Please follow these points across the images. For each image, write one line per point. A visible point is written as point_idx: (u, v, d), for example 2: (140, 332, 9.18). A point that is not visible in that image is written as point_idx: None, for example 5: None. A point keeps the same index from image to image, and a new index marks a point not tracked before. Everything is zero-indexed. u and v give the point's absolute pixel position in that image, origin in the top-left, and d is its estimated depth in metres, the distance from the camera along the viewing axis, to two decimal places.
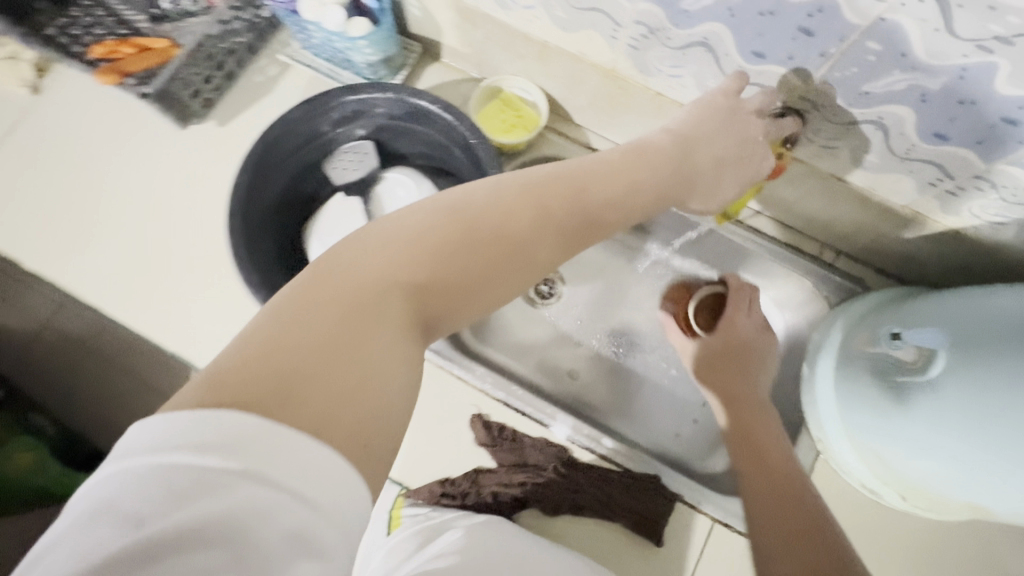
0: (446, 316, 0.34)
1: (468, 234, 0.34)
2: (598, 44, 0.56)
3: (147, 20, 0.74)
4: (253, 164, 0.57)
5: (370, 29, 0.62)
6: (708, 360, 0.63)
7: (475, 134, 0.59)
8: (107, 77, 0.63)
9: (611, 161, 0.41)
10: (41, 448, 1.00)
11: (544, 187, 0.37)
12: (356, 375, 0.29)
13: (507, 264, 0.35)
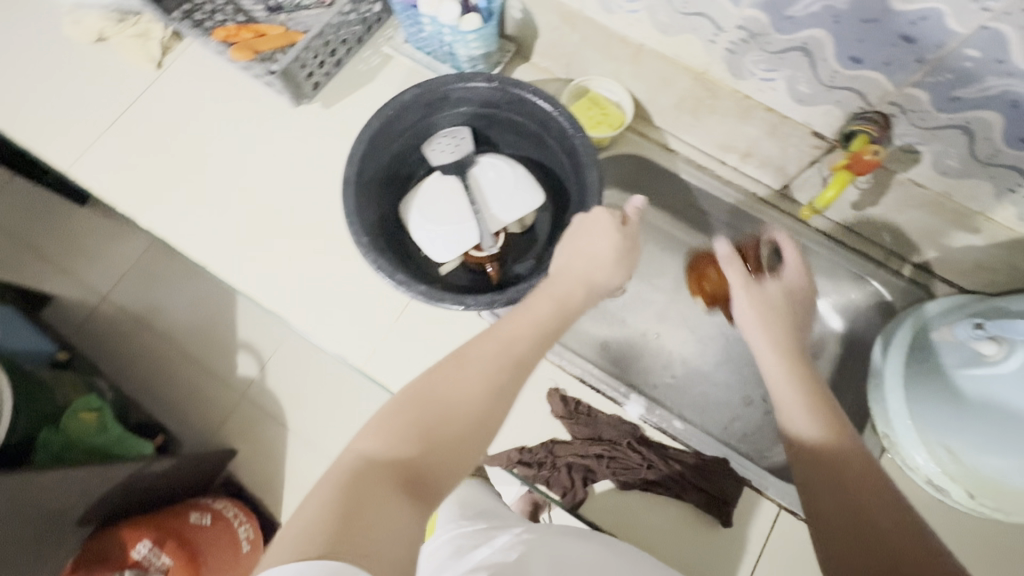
0: (434, 472, 0.40)
1: (431, 409, 0.42)
2: (695, 48, 0.61)
3: (264, 10, 0.81)
4: (369, 138, 0.63)
5: (480, 25, 0.67)
6: (770, 302, 0.58)
7: (573, 126, 0.62)
8: (241, 54, 0.71)
9: (523, 308, 0.51)
10: (105, 409, 1.04)
11: (475, 349, 0.46)
12: (365, 534, 0.34)
13: (464, 423, 0.42)
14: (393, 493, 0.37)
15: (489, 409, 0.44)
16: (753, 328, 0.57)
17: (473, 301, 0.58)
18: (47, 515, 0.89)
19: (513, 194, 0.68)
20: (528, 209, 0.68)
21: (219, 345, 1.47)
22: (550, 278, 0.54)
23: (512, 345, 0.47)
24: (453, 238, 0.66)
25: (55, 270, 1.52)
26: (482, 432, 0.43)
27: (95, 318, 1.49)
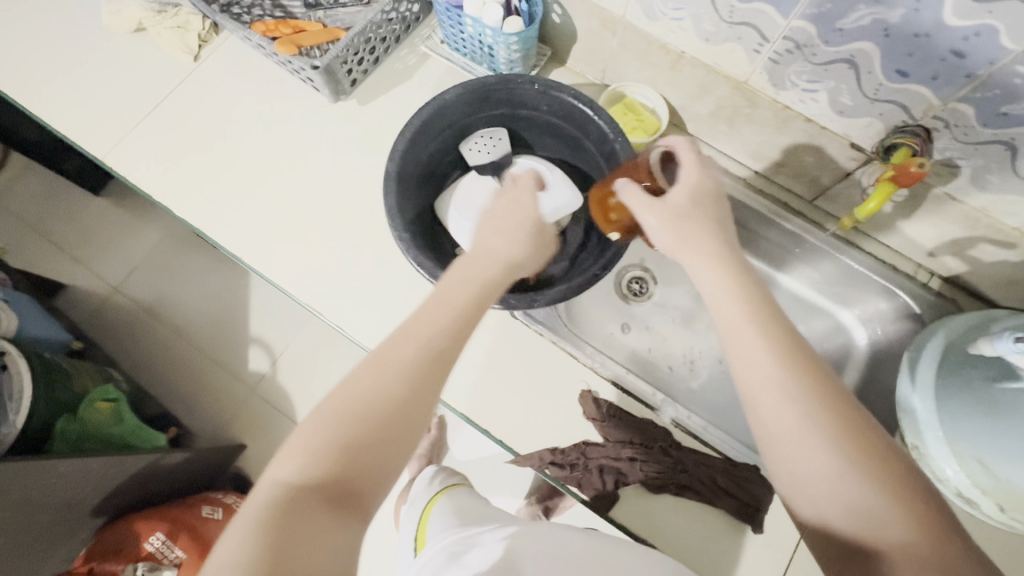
0: (364, 477, 0.42)
1: (355, 415, 0.43)
2: (739, 57, 0.62)
3: (302, 6, 0.82)
4: (411, 135, 0.63)
5: (522, 27, 0.68)
6: (682, 213, 0.50)
7: (614, 130, 0.63)
8: (287, 49, 0.70)
9: (444, 293, 0.51)
10: (121, 401, 1.05)
11: (393, 348, 0.47)
12: (296, 555, 0.36)
13: (388, 423, 0.44)
14: (319, 508, 0.39)
15: (410, 406, 0.45)
16: (666, 235, 0.50)
17: (514, 300, 0.58)
18: (62, 504, 0.88)
19: (552, 193, 0.67)
20: (567, 209, 0.68)
21: (231, 339, 1.46)
22: (473, 262, 0.54)
23: (428, 343, 0.47)
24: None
25: (67, 259, 1.52)
26: (407, 433, 0.44)
27: (106, 309, 1.48)
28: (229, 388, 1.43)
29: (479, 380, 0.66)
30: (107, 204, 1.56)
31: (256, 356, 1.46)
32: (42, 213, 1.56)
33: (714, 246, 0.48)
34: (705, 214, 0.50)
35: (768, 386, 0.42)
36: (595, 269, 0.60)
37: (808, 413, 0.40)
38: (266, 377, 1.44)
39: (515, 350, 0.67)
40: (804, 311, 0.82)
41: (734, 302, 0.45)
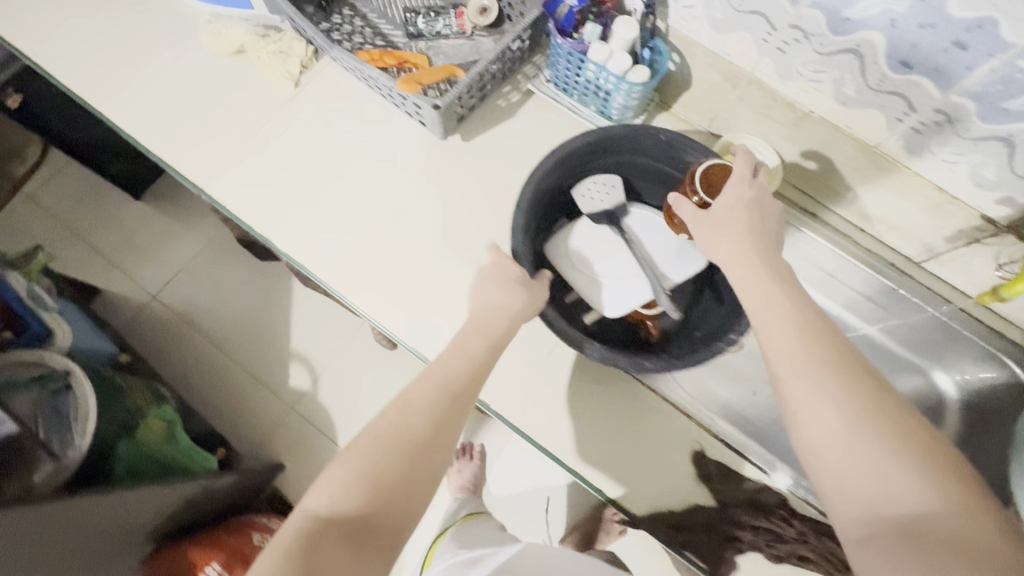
0: (382, 512, 0.50)
1: (375, 454, 0.52)
2: (876, 123, 0.61)
3: (404, 36, 0.81)
4: (536, 182, 0.64)
5: (648, 77, 0.66)
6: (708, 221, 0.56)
7: None
8: (409, 87, 0.69)
9: (454, 347, 0.60)
10: (176, 421, 1.00)
11: (412, 397, 0.56)
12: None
13: (404, 464, 0.52)
14: (340, 540, 0.48)
15: (425, 449, 0.54)
16: (704, 235, 0.57)
17: (646, 361, 0.59)
18: (128, 531, 0.85)
19: (681, 251, 0.67)
20: (696, 267, 0.67)
21: (272, 354, 1.44)
22: (479, 321, 0.61)
23: (444, 388, 0.56)
24: (622, 293, 0.66)
25: (105, 263, 1.48)
26: (425, 473, 0.53)
27: (145, 317, 1.45)
28: (268, 405, 1.40)
29: (587, 437, 0.65)
30: (147, 209, 1.53)
31: (297, 372, 1.43)
32: (80, 215, 1.52)
33: (742, 241, 0.54)
34: (745, 219, 0.55)
35: (787, 356, 0.46)
36: (728, 332, 0.61)
37: (822, 384, 0.44)
38: (307, 395, 1.41)
39: (626, 407, 0.66)
40: (897, 370, 0.82)
41: (765, 289, 0.51)
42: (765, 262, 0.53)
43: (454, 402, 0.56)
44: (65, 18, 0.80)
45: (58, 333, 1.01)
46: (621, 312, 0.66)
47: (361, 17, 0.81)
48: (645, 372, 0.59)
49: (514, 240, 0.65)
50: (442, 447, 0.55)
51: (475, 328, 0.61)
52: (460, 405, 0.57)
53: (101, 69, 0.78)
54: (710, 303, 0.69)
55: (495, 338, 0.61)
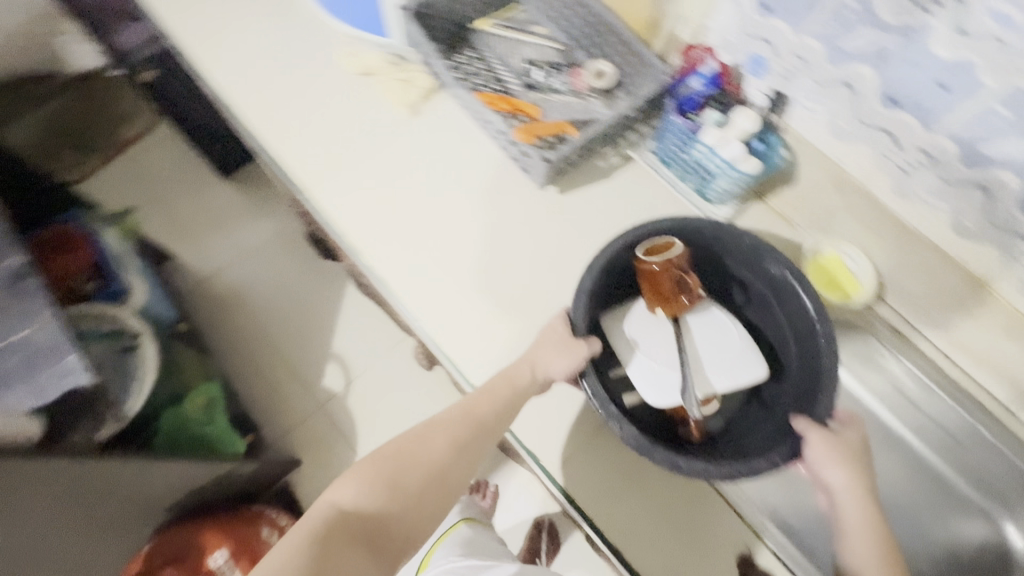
0: (395, 521, 0.52)
1: (400, 463, 0.55)
2: (988, 258, 0.63)
3: (520, 85, 0.84)
4: (610, 253, 0.63)
5: (758, 170, 0.67)
6: (849, 448, 0.57)
7: (821, 320, 0.61)
8: (525, 135, 0.75)
9: (492, 381, 0.62)
10: (217, 398, 1.04)
11: (445, 418, 0.59)
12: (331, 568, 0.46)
13: (423, 480, 0.55)
14: (354, 539, 0.49)
15: (446, 472, 0.56)
16: (834, 474, 0.56)
17: (682, 461, 0.56)
18: (151, 502, 0.88)
19: (743, 358, 0.66)
20: (752, 380, 0.65)
21: (313, 350, 1.46)
22: (520, 361, 0.63)
23: (472, 415, 0.59)
24: (670, 385, 0.64)
25: (181, 234, 1.56)
26: (441, 492, 0.56)
27: (204, 291, 1.51)
28: (298, 400, 1.41)
29: (634, 518, 0.67)
30: (231, 189, 1.62)
31: (332, 372, 1.44)
32: (171, 183, 1.62)
33: (860, 480, 0.57)
34: (863, 459, 0.58)
35: None
36: (774, 453, 0.57)
37: None
38: (337, 397, 1.42)
39: (679, 496, 0.68)
40: (961, 513, 0.77)
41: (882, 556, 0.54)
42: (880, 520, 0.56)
43: (482, 430, 0.59)
44: (218, 15, 0.88)
45: (136, 291, 1.05)
46: (667, 403, 0.64)
47: (483, 61, 0.86)
48: (675, 471, 0.56)
49: (574, 304, 0.63)
50: (463, 473, 0.57)
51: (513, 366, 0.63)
52: (488, 434, 0.59)
53: (241, 67, 0.84)
54: (757, 415, 0.69)
55: (530, 382, 0.62)
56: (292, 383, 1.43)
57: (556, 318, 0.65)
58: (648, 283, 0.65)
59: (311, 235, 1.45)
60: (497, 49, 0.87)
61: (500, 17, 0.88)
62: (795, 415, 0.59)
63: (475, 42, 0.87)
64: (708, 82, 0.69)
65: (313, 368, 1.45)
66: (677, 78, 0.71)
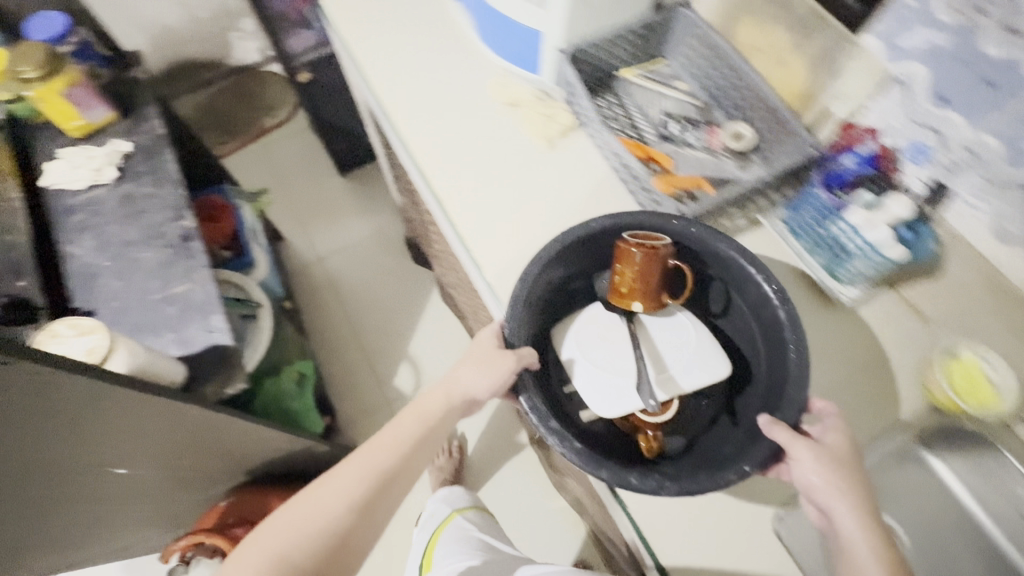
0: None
1: (292, 529, 0.62)
2: None
3: (655, 135, 0.87)
4: (564, 249, 0.67)
5: (905, 258, 0.65)
6: (836, 458, 0.55)
7: (795, 333, 0.60)
8: (665, 185, 0.77)
9: (389, 430, 0.69)
10: (308, 376, 1.11)
11: (336, 476, 0.66)
12: None
13: (317, 536, 0.62)
14: None
15: (346, 520, 0.63)
16: (827, 494, 0.53)
17: (633, 479, 0.57)
18: (227, 469, 0.95)
19: (703, 357, 0.67)
20: (715, 378, 0.66)
21: (391, 348, 1.53)
22: (418, 404, 0.69)
23: (370, 468, 0.66)
24: (627, 382, 0.66)
25: (294, 219, 1.70)
26: (346, 541, 0.63)
27: (304, 273, 1.62)
28: (367, 391, 1.48)
29: None
30: (347, 187, 1.75)
31: (404, 373, 1.50)
32: (295, 173, 1.78)
33: (852, 488, 0.53)
34: (855, 471, 0.55)
35: None
36: (742, 463, 0.57)
37: None
38: (404, 398, 1.47)
39: None
40: None
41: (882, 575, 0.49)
42: (884, 533, 0.52)
43: (385, 479, 0.66)
44: (389, 34, 0.97)
45: (259, 265, 1.16)
46: (631, 397, 0.65)
47: (623, 106, 0.89)
48: (629, 491, 0.56)
49: (511, 313, 0.65)
50: (369, 520, 0.64)
51: (411, 410, 0.69)
52: (392, 481, 0.66)
53: (400, 83, 0.93)
54: (728, 428, 0.67)
55: (431, 425, 0.68)
56: (367, 376, 1.49)
57: (475, 343, 0.68)
58: (633, 268, 0.64)
59: (410, 241, 1.54)
60: (637, 98, 0.90)
61: (645, 69, 0.92)
62: (768, 422, 0.57)
63: (617, 88, 0.91)
64: (862, 161, 0.69)
65: (389, 364, 1.51)
66: (832, 151, 0.71)
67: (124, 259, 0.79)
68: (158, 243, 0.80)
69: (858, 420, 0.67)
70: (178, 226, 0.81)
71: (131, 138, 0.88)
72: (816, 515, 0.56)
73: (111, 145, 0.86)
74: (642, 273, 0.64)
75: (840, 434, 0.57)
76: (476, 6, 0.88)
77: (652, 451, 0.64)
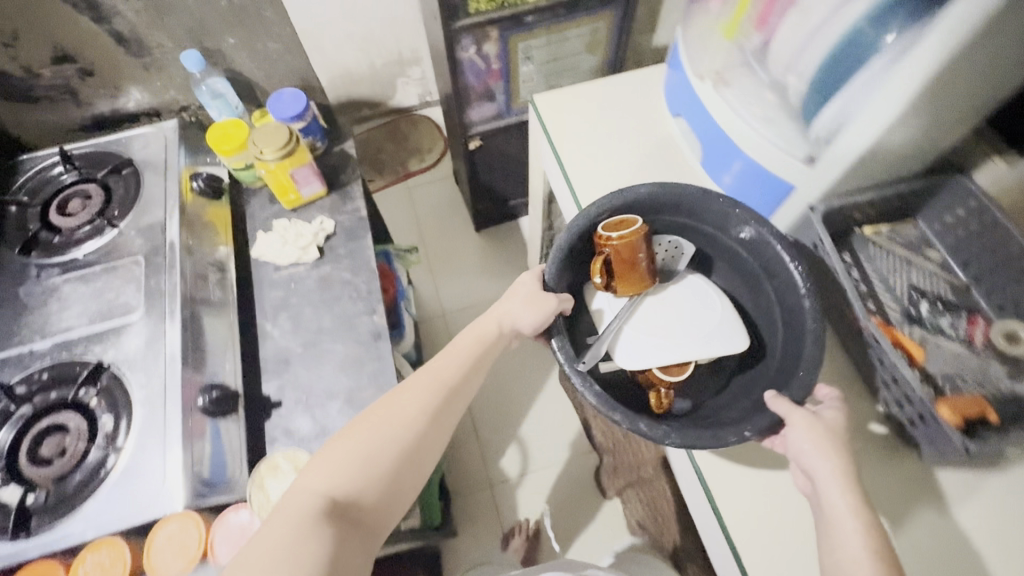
0: (417, 457, 0.66)
1: (398, 407, 0.67)
2: None
3: (901, 314, 0.75)
4: (606, 209, 0.79)
5: None
6: (829, 426, 0.64)
7: (811, 302, 0.71)
8: (953, 419, 0.62)
9: (458, 340, 0.75)
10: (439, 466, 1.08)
11: (429, 374, 0.70)
12: (360, 485, 0.62)
13: (422, 418, 0.67)
14: (374, 473, 0.63)
15: (440, 409, 0.69)
16: (813, 456, 0.62)
17: (642, 425, 0.66)
18: None
19: (720, 330, 0.77)
20: (725, 349, 0.77)
21: (501, 424, 1.47)
22: (476, 326, 0.77)
23: (444, 375, 0.71)
24: (649, 351, 0.77)
25: (426, 267, 1.71)
26: (442, 429, 0.69)
27: (429, 328, 1.61)
28: (473, 468, 1.42)
29: None
30: (480, 243, 1.74)
31: (511, 455, 1.43)
32: (431, 219, 1.80)
33: (843, 459, 0.62)
34: (837, 431, 0.64)
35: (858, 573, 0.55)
36: (743, 428, 0.65)
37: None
38: (509, 482, 1.40)
39: None
40: None
41: (854, 518, 0.58)
42: (860, 485, 0.61)
43: (455, 386, 0.71)
44: (600, 145, 0.95)
45: (411, 336, 1.14)
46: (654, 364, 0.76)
47: (861, 269, 0.78)
48: (637, 434, 0.66)
49: (551, 258, 0.78)
50: (452, 414, 0.71)
51: (470, 329, 0.76)
52: (460, 390, 0.72)
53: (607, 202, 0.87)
54: (738, 394, 0.78)
55: (484, 346, 0.75)
56: (474, 449, 1.44)
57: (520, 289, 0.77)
58: (619, 258, 0.77)
59: None
60: (878, 262, 0.79)
61: (894, 229, 0.81)
62: (773, 397, 0.66)
63: (854, 244, 0.80)
64: None
65: (497, 441, 1.45)
66: None
67: (316, 349, 0.78)
68: (350, 336, 0.79)
69: (853, 400, 0.75)
70: (370, 321, 0.80)
71: (336, 217, 0.89)
72: (804, 480, 0.65)
73: (318, 224, 0.87)
74: (628, 252, 0.76)
75: (837, 411, 0.65)
76: (710, 139, 0.82)
77: (661, 406, 0.75)
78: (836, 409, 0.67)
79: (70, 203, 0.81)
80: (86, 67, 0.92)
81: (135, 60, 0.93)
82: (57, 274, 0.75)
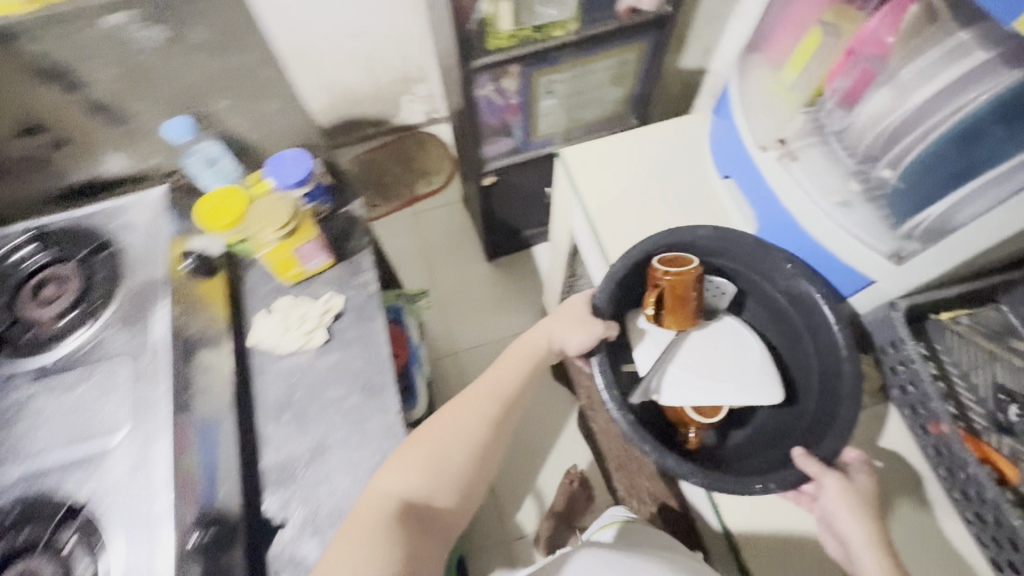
0: (485, 462, 0.70)
1: (466, 415, 0.71)
2: None
3: (988, 421, 0.66)
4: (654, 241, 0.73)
5: None
6: (860, 489, 0.61)
7: (852, 362, 0.64)
8: None
9: (510, 352, 0.78)
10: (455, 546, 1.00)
11: (489, 385, 0.74)
12: (435, 488, 0.66)
13: (487, 426, 0.71)
14: (451, 476, 0.67)
15: (501, 422, 0.72)
16: (845, 521, 0.59)
17: (671, 461, 0.64)
18: None
19: (764, 377, 0.72)
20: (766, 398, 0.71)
21: (516, 474, 1.39)
22: (526, 338, 0.78)
23: (501, 386, 0.74)
24: (691, 389, 0.72)
25: (435, 300, 1.62)
26: (504, 439, 0.73)
27: (439, 369, 1.52)
28: (488, 523, 1.34)
29: None
30: (491, 275, 1.65)
31: (528, 509, 1.35)
32: (439, 247, 1.71)
33: (872, 515, 0.59)
34: (869, 497, 0.61)
35: None
36: (767, 479, 0.63)
37: None
38: (525, 539, 1.33)
39: None
40: None
41: None
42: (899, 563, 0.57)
43: (512, 397, 0.74)
44: (639, 204, 0.85)
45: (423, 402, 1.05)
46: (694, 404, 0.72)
47: (941, 364, 0.69)
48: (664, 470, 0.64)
49: (603, 285, 0.73)
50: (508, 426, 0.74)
51: (520, 343, 0.78)
52: (515, 401, 0.75)
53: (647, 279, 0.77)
54: (764, 446, 0.73)
55: (532, 361, 0.77)
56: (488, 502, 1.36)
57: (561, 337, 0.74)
58: (671, 294, 0.71)
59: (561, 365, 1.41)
60: (959, 355, 0.69)
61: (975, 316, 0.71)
62: (801, 455, 0.63)
63: (930, 332, 0.70)
64: None
65: (513, 494, 1.37)
66: None
67: (324, 456, 0.70)
68: (362, 441, 0.71)
69: (917, 504, 0.68)
70: (383, 421, 0.72)
71: (344, 292, 0.80)
72: (835, 545, 0.63)
73: (326, 301, 0.78)
74: (682, 288, 0.70)
75: (869, 476, 0.62)
76: (766, 216, 0.73)
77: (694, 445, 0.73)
78: (869, 480, 0.62)
79: (44, 287, 0.73)
80: (51, 139, 0.83)
81: (114, 124, 0.84)
82: (30, 379, 0.68)
